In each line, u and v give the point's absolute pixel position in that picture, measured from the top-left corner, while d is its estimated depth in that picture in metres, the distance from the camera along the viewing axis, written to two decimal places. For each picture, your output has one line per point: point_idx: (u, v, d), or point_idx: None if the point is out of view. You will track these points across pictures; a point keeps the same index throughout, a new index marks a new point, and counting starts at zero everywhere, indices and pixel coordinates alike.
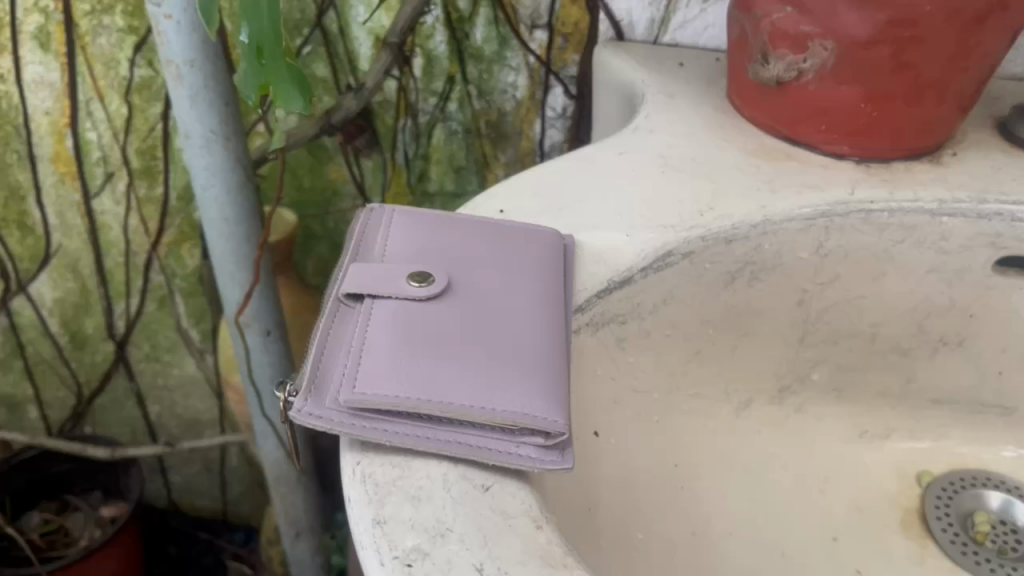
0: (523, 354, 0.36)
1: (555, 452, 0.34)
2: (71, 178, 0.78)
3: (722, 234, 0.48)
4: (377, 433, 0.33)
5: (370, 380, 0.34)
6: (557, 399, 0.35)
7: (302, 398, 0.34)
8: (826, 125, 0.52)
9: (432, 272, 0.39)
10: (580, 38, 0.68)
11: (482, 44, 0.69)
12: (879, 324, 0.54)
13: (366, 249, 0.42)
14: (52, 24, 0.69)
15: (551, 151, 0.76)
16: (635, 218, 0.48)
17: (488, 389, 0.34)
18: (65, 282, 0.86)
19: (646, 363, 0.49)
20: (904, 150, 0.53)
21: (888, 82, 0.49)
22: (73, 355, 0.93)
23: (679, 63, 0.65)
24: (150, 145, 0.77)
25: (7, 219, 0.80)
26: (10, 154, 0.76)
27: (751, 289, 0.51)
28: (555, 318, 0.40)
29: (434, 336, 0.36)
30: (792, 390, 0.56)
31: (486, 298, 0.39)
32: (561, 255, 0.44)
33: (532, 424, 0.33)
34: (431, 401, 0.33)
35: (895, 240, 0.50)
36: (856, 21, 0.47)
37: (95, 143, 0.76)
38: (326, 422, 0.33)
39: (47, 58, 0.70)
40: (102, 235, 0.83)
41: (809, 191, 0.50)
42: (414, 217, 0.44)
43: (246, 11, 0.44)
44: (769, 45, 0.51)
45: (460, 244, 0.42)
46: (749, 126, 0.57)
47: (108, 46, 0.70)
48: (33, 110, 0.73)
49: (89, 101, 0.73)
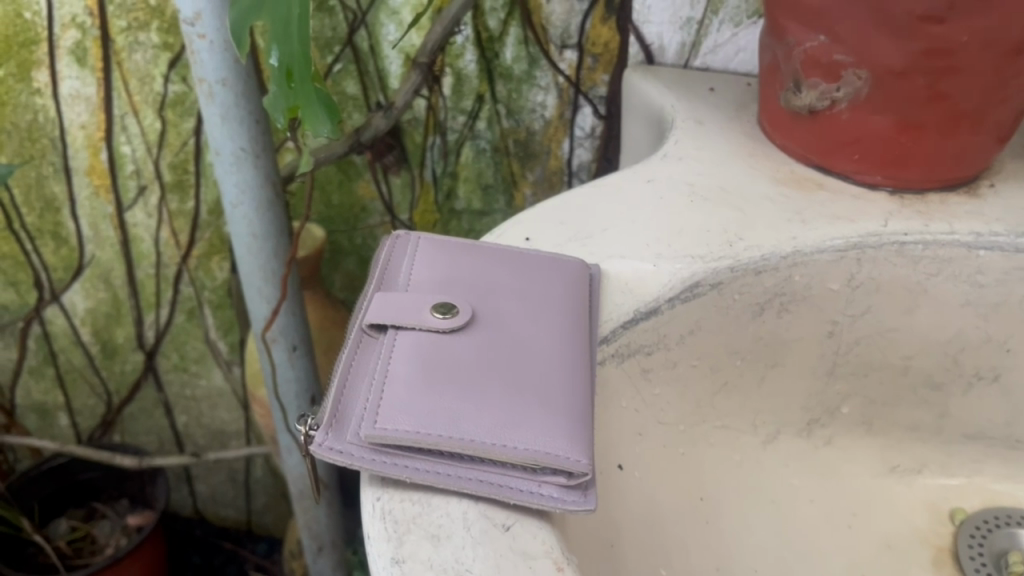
0: (546, 389, 0.36)
1: (578, 492, 0.33)
2: (104, 191, 0.79)
3: (752, 265, 0.47)
4: (397, 469, 0.33)
5: (391, 415, 0.33)
6: (580, 437, 0.34)
7: (323, 432, 0.34)
8: (859, 153, 0.51)
9: (456, 302, 0.39)
10: (609, 58, 0.68)
11: (512, 63, 0.69)
12: (911, 357, 0.53)
13: (390, 277, 0.42)
14: (89, 39, 0.70)
15: (579, 171, 0.75)
16: (662, 247, 0.47)
17: (510, 425, 0.34)
18: (97, 292, 0.88)
19: (671, 395, 0.49)
20: (939, 179, 0.51)
21: (923, 113, 0.48)
22: (104, 364, 0.94)
23: (710, 87, 0.63)
24: (183, 158, 0.78)
25: (41, 230, 0.82)
26: (46, 166, 0.77)
27: (780, 320, 0.50)
28: (582, 351, 0.39)
29: (456, 370, 0.36)
30: (821, 422, 0.55)
31: (511, 330, 0.39)
32: (587, 285, 0.44)
33: (554, 463, 0.33)
34: (452, 437, 0.33)
35: (929, 273, 0.49)
36: (890, 51, 0.46)
37: (129, 156, 0.77)
38: (348, 456, 0.33)
39: (83, 72, 0.71)
40: (134, 247, 0.84)
41: (840, 222, 0.49)
42: (441, 244, 0.44)
43: (276, 36, 0.45)
44: (801, 73, 0.50)
45: (487, 272, 0.42)
46: (779, 152, 0.56)
47: (144, 62, 0.71)
48: (69, 123, 0.74)
49: (124, 115, 0.74)
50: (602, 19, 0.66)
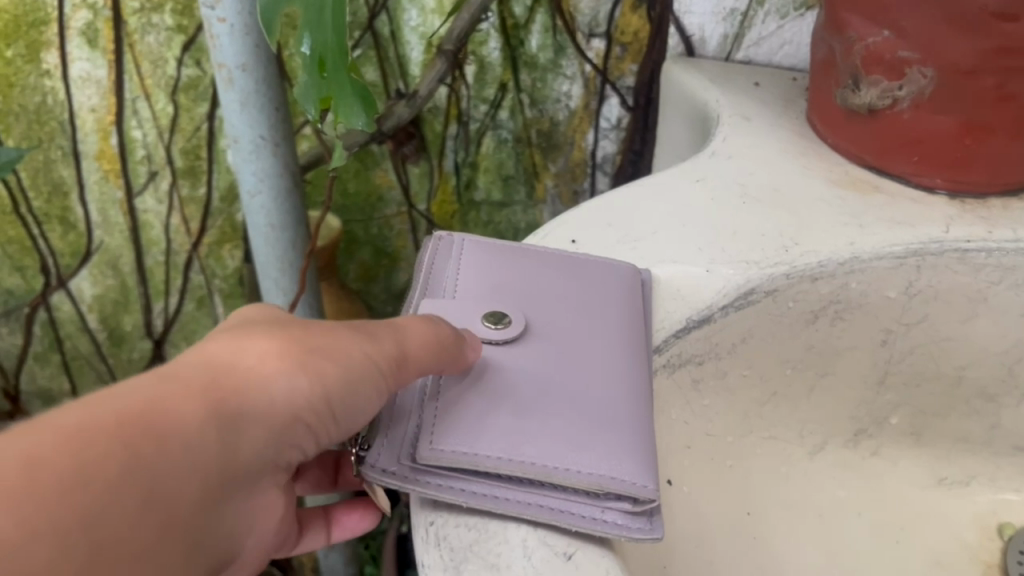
0: (606, 406, 0.34)
1: (643, 519, 0.31)
2: (114, 176, 0.75)
3: (809, 272, 0.45)
4: (452, 493, 0.31)
5: (447, 435, 0.32)
6: (644, 460, 0.32)
7: (376, 452, 0.32)
8: (918, 155, 0.49)
9: (507, 311, 0.37)
10: (639, 47, 0.65)
11: (537, 51, 0.66)
12: (965, 367, 0.51)
13: (436, 281, 0.40)
14: (100, 20, 0.66)
15: (603, 162, 0.73)
16: (714, 251, 0.45)
17: (572, 446, 0.32)
18: (105, 279, 0.84)
19: (720, 405, 0.47)
20: (1001, 184, 0.49)
21: (989, 114, 0.46)
22: (111, 351, 0.90)
23: (754, 82, 0.61)
24: (195, 144, 0.74)
25: (49, 215, 0.77)
26: (54, 150, 0.73)
27: (834, 328, 0.48)
28: (640, 363, 0.37)
29: (512, 387, 0.34)
30: (867, 433, 0.53)
31: (566, 342, 0.37)
32: (640, 288, 0.42)
33: (618, 489, 0.31)
34: (511, 460, 0.31)
35: (991, 282, 0.47)
36: (960, 49, 0.44)
37: (140, 141, 0.73)
38: (400, 478, 0.32)
39: (94, 54, 0.68)
40: (144, 233, 0.80)
41: (899, 227, 0.47)
42: (487, 245, 0.42)
43: (309, 23, 0.43)
44: (860, 69, 0.48)
45: (538, 276, 0.40)
46: (832, 151, 0.53)
47: (157, 45, 0.68)
48: (79, 106, 0.70)
49: (136, 99, 0.71)
50: (632, 7, 0.63)
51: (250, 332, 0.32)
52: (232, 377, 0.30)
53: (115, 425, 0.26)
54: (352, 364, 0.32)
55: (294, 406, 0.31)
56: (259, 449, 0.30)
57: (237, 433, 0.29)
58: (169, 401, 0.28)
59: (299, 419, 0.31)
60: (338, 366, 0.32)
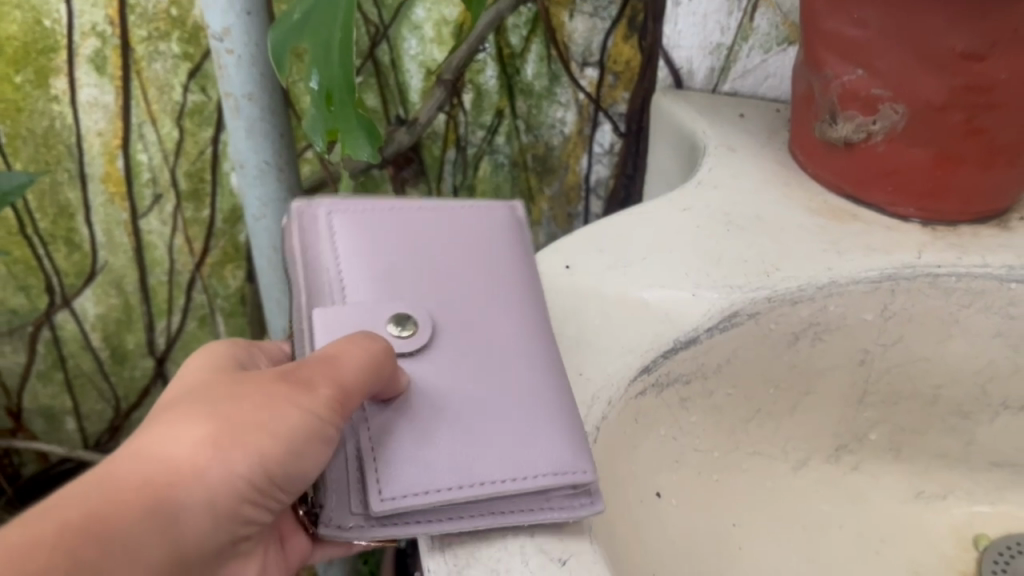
0: (524, 401, 0.38)
1: (586, 497, 0.37)
2: (120, 198, 0.77)
3: (789, 296, 0.48)
4: (412, 528, 0.35)
5: (393, 483, 0.35)
6: (575, 447, 0.37)
7: (330, 512, 0.36)
8: (893, 185, 0.52)
9: (412, 313, 0.40)
10: (631, 75, 0.68)
11: (533, 79, 0.69)
12: (941, 386, 0.53)
13: (317, 278, 0.41)
14: (109, 48, 0.68)
15: (597, 186, 0.76)
16: (700, 276, 0.48)
17: (515, 457, 0.37)
18: (109, 298, 0.84)
19: (708, 423, 0.50)
20: (972, 212, 0.52)
21: (960, 146, 0.49)
22: (113, 369, 0.90)
23: (739, 113, 0.64)
24: (199, 167, 0.76)
25: (54, 235, 0.78)
26: (61, 172, 0.74)
27: (815, 348, 0.50)
28: (543, 330, 0.42)
29: (437, 411, 0.37)
30: (848, 448, 0.55)
31: (474, 331, 0.41)
32: (519, 242, 0.46)
33: (560, 484, 0.36)
34: (462, 488, 0.35)
35: (961, 304, 0.50)
36: (932, 86, 0.47)
37: (146, 164, 0.75)
38: (356, 532, 0.36)
39: (102, 81, 0.70)
40: (147, 254, 0.81)
41: (874, 254, 0.50)
42: (358, 223, 0.43)
43: (316, 60, 0.46)
44: (837, 106, 0.51)
45: (431, 262, 0.43)
46: (812, 181, 0.56)
47: (163, 71, 0.70)
48: (86, 130, 0.72)
49: (142, 123, 0.73)
50: (624, 37, 0.66)
51: (185, 418, 0.35)
52: (171, 473, 0.34)
53: (61, 535, 0.31)
54: (288, 433, 0.35)
55: (237, 484, 0.35)
56: (211, 521, 0.35)
57: (180, 519, 0.34)
58: (115, 502, 0.32)
59: (240, 494, 0.35)
60: (271, 440, 0.35)
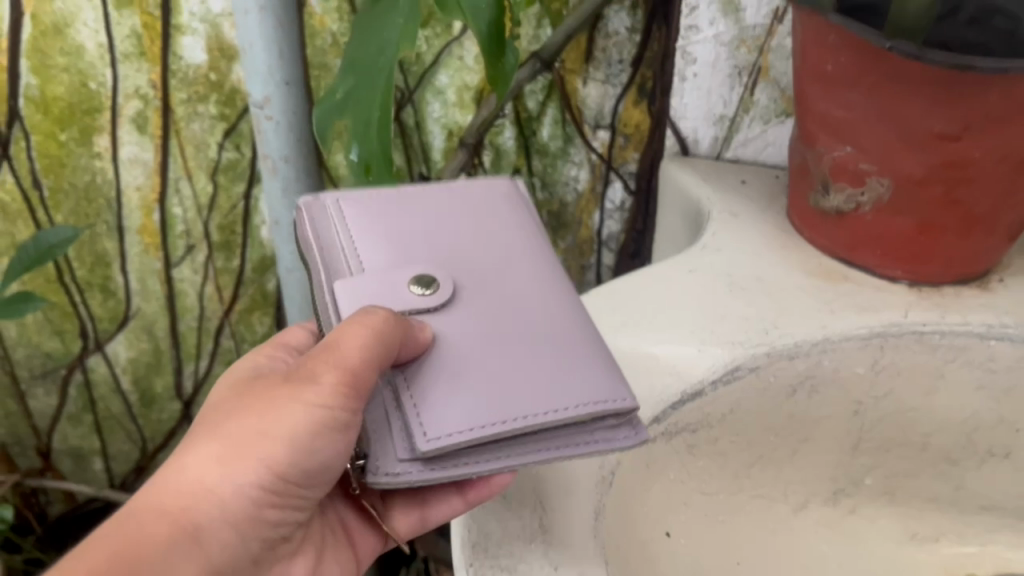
0: (551, 341, 0.43)
1: (627, 428, 0.43)
2: (154, 248, 0.85)
3: (785, 351, 0.53)
4: (459, 469, 0.40)
5: (436, 425, 0.39)
6: (605, 380, 0.42)
7: (378, 461, 0.40)
8: (882, 250, 0.57)
9: (433, 274, 0.45)
10: (640, 137, 0.74)
11: (548, 140, 0.75)
12: (930, 434, 0.57)
13: (334, 256, 0.46)
14: (150, 109, 0.76)
15: (608, 240, 0.81)
16: (706, 334, 0.53)
17: (549, 393, 0.41)
18: (140, 343, 0.93)
19: (713, 467, 0.54)
20: (955, 273, 0.57)
21: (940, 215, 0.54)
22: (142, 411, 0.99)
23: (741, 180, 0.69)
24: (231, 221, 0.84)
25: (92, 283, 0.87)
26: (101, 224, 0.83)
27: (812, 400, 0.55)
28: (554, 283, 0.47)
29: (468, 354, 0.42)
30: (846, 492, 0.59)
31: (494, 287, 0.45)
32: (526, 213, 0.52)
33: (596, 413, 0.41)
34: (503, 423, 0.39)
35: (946, 359, 0.55)
36: (913, 162, 0.52)
37: (179, 218, 0.83)
38: (408, 477, 0.39)
39: (142, 138, 0.77)
40: (179, 301, 0.89)
41: (865, 313, 0.55)
42: (363, 207, 0.49)
43: (358, 138, 0.53)
44: (829, 177, 0.56)
45: (440, 234, 0.48)
46: (808, 244, 0.61)
47: (201, 131, 0.77)
48: (125, 186, 0.80)
49: (179, 178, 0.80)
50: (634, 102, 0.72)
51: (196, 443, 0.42)
52: (189, 496, 0.41)
53: (109, 564, 0.37)
54: (293, 432, 0.41)
55: (251, 488, 0.42)
56: (235, 526, 0.42)
57: (205, 533, 0.41)
58: (142, 530, 0.39)
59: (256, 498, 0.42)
60: (276, 446, 0.41)
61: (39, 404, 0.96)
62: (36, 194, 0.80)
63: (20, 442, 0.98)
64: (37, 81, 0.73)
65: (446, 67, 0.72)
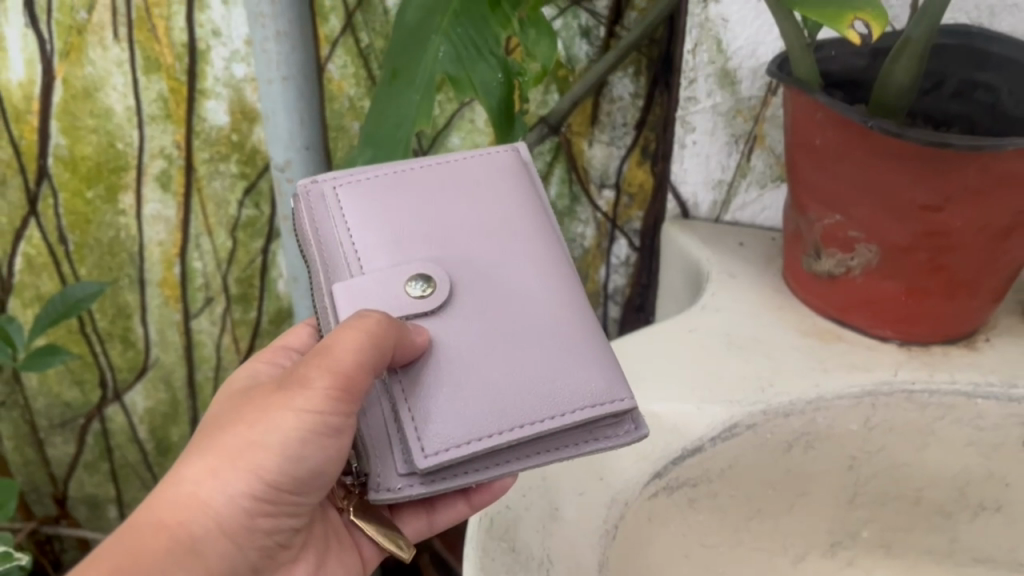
0: (549, 337, 0.45)
1: (629, 421, 0.46)
2: (174, 301, 0.90)
3: (781, 409, 0.55)
4: (459, 479, 0.44)
5: (434, 442, 0.42)
6: (602, 378, 0.45)
7: (378, 479, 0.44)
8: (872, 312, 0.60)
9: (433, 273, 0.45)
10: (644, 196, 0.77)
11: (556, 200, 0.78)
12: (923, 488, 0.59)
13: (335, 253, 0.48)
14: (174, 168, 0.82)
15: (614, 293, 0.84)
16: (705, 392, 0.56)
17: (545, 400, 0.44)
18: (157, 393, 0.98)
19: (714, 520, 0.56)
20: (943, 334, 0.60)
21: (925, 280, 0.57)
22: (156, 460, 1.03)
23: (739, 242, 0.73)
24: (249, 274, 0.89)
25: (112, 333, 0.93)
26: (124, 277, 0.89)
27: (807, 455, 0.57)
28: (550, 266, 0.48)
29: (465, 359, 0.44)
30: (843, 544, 0.61)
31: (492, 279, 0.47)
32: (524, 178, 0.53)
33: (592, 416, 0.44)
34: (498, 435, 0.43)
35: (935, 416, 0.57)
36: (898, 231, 0.55)
37: (199, 271, 0.88)
38: (409, 492, 0.43)
39: (165, 196, 0.83)
40: (196, 351, 0.94)
41: (857, 372, 0.58)
42: (363, 194, 0.49)
43: None
44: (820, 243, 0.60)
45: (437, 219, 0.48)
46: (803, 305, 0.65)
47: (222, 189, 0.83)
48: (148, 241, 0.86)
49: (199, 234, 0.86)
50: (638, 163, 0.76)
51: (192, 458, 0.45)
52: (185, 511, 0.43)
53: None
54: (285, 440, 0.43)
55: (244, 499, 0.44)
56: (231, 535, 0.45)
57: (201, 544, 0.43)
58: (141, 544, 0.41)
59: (250, 508, 0.44)
60: (268, 456, 0.44)
61: (57, 452, 1.01)
62: (62, 249, 0.86)
63: (36, 491, 1.04)
64: (67, 141, 0.79)
65: (458, 130, 0.76)
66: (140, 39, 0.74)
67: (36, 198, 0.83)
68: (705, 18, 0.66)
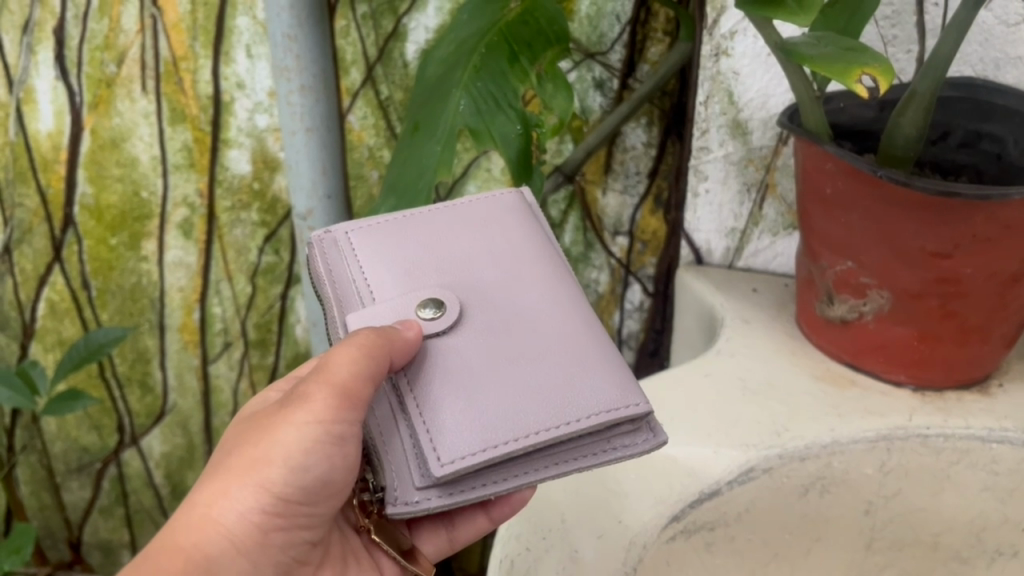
0: (563, 351, 0.46)
1: (646, 432, 0.46)
2: (192, 346, 0.92)
3: (797, 453, 0.56)
4: (477, 491, 0.43)
5: (450, 449, 0.42)
6: (618, 385, 0.45)
7: (394, 492, 0.44)
8: (883, 357, 0.61)
9: (445, 298, 0.47)
10: (657, 243, 0.79)
11: (571, 246, 0.82)
12: (940, 533, 0.59)
13: (348, 290, 0.49)
14: (196, 216, 0.84)
15: (629, 338, 0.86)
16: (720, 437, 0.57)
17: (561, 406, 0.43)
18: (173, 437, 0.99)
19: (731, 564, 0.56)
20: (956, 378, 0.60)
21: (936, 326, 0.58)
22: (170, 506, 1.03)
23: (752, 288, 0.74)
24: (267, 319, 0.90)
25: (132, 378, 0.94)
26: (145, 322, 0.90)
27: (822, 500, 0.57)
28: (559, 289, 0.49)
29: (480, 372, 0.44)
30: None
31: (503, 302, 0.47)
32: (532, 217, 0.55)
33: (609, 420, 0.43)
34: (514, 441, 0.42)
35: (951, 461, 0.57)
36: (908, 277, 0.57)
37: (218, 316, 0.90)
38: (427, 504, 0.43)
39: (187, 243, 0.85)
40: (214, 397, 0.96)
41: (872, 416, 0.58)
42: (374, 234, 0.51)
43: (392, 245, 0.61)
44: (833, 290, 0.61)
45: (446, 251, 0.50)
46: (817, 350, 0.66)
47: (242, 236, 0.85)
48: (169, 287, 0.88)
49: (219, 280, 0.87)
50: (651, 211, 0.78)
51: (203, 483, 0.46)
52: (198, 532, 0.44)
53: None
54: (290, 453, 0.44)
55: (254, 514, 0.45)
56: (246, 553, 0.45)
57: (217, 564, 0.44)
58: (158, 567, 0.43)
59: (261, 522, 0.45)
60: (275, 470, 0.45)
61: (73, 497, 1.02)
62: (85, 295, 0.89)
63: (51, 534, 1.05)
64: (92, 190, 0.82)
65: (475, 178, 0.78)
66: (167, 91, 0.77)
67: (62, 245, 0.85)
68: (716, 72, 0.67)
